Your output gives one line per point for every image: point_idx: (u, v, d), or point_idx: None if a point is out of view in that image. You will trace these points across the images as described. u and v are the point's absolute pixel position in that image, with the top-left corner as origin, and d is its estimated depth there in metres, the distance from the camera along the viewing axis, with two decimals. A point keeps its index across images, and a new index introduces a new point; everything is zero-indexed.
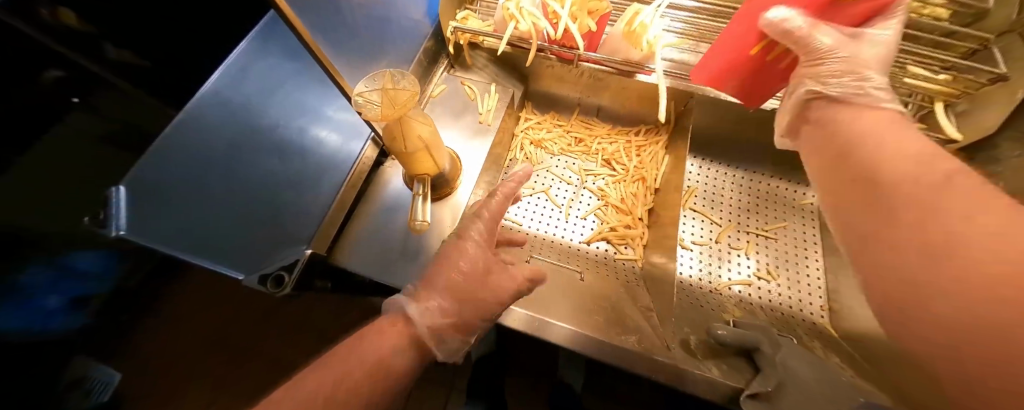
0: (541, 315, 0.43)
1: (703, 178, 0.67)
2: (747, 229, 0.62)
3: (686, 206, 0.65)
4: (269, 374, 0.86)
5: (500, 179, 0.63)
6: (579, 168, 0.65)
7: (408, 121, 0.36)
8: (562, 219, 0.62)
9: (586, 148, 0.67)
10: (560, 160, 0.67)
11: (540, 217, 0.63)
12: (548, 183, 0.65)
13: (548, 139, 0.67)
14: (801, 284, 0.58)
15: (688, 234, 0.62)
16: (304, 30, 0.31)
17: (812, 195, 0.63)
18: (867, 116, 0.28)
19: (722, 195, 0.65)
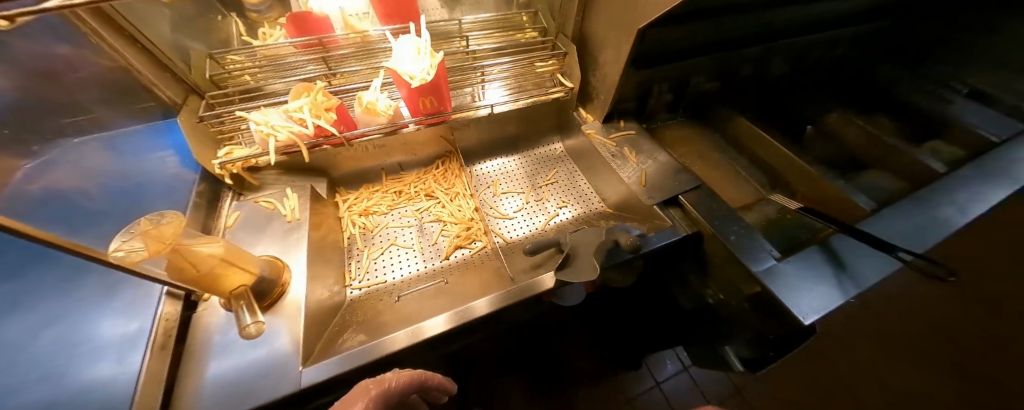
0: (461, 307, 0.52)
1: (498, 169, 0.89)
2: (540, 184, 0.86)
3: (498, 192, 0.84)
4: None
5: (348, 258, 0.70)
6: (411, 211, 0.78)
7: (187, 248, 0.40)
8: (419, 254, 0.71)
9: (407, 194, 0.79)
10: (394, 213, 0.77)
11: (399, 263, 0.70)
12: (392, 235, 0.74)
13: (373, 204, 0.77)
14: (585, 196, 0.84)
15: (510, 209, 0.81)
16: (46, 235, 0.28)
17: (559, 146, 0.94)
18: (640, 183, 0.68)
19: (515, 173, 0.88)
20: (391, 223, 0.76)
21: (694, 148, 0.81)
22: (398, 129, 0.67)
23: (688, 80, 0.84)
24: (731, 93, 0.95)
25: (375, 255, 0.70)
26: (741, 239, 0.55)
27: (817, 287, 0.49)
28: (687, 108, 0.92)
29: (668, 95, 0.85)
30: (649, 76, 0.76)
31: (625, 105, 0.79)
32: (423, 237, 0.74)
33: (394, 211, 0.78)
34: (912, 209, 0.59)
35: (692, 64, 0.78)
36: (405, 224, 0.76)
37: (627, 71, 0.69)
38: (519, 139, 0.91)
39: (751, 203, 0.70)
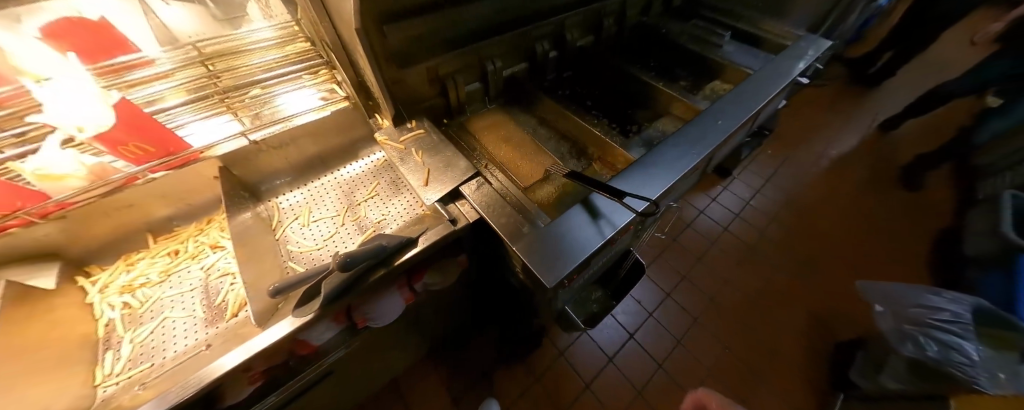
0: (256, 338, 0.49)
1: (311, 194, 0.81)
2: (358, 201, 0.79)
3: (309, 220, 0.76)
4: None
5: (104, 349, 0.59)
6: (196, 269, 0.67)
7: None
8: (201, 318, 0.62)
9: (188, 252, 0.69)
10: (170, 279, 0.66)
11: (174, 337, 0.60)
12: (168, 306, 0.63)
13: (139, 276, 0.65)
14: (408, 202, 0.78)
15: (321, 235, 0.73)
16: None
17: (379, 154, 0.86)
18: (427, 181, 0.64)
19: (331, 194, 0.80)
20: (167, 292, 0.65)
21: (499, 133, 0.83)
22: (124, 180, 0.57)
23: (479, 69, 0.87)
24: (535, 75, 1.01)
25: (140, 335, 0.59)
26: (510, 219, 0.58)
27: (566, 247, 0.54)
28: (496, 92, 0.93)
29: (467, 86, 0.87)
30: (427, 74, 0.76)
31: (415, 105, 0.78)
32: (208, 297, 0.64)
33: (169, 277, 0.66)
34: (654, 159, 0.70)
35: (469, 54, 0.80)
36: (186, 289, 0.65)
37: (388, 72, 0.68)
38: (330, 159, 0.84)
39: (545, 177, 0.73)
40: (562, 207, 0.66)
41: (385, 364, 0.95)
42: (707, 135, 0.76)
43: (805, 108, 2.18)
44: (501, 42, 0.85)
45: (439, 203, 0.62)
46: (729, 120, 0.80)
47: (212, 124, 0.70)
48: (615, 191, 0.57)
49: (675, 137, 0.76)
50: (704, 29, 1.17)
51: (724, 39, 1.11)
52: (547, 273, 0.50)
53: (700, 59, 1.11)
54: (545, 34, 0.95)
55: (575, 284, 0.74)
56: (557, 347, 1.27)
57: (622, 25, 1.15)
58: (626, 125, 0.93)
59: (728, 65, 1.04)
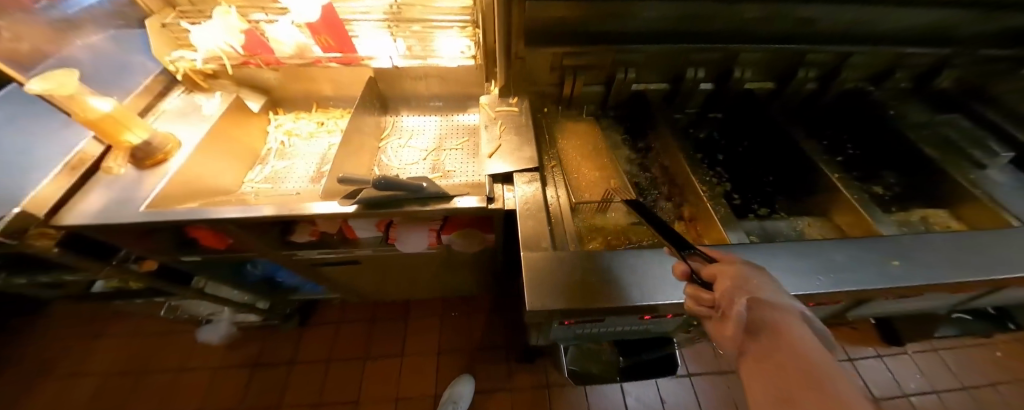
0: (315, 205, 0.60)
1: (417, 124, 0.94)
2: (445, 147, 0.88)
3: (406, 144, 0.89)
4: (196, 382, 1.14)
5: (259, 162, 0.86)
6: (325, 142, 0.89)
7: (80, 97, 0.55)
8: (308, 175, 0.82)
9: (326, 127, 0.91)
10: (309, 140, 0.89)
11: (290, 177, 0.82)
12: (299, 155, 0.87)
13: (296, 128, 0.90)
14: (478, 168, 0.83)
15: (406, 160, 0.86)
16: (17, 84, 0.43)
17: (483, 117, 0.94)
18: (494, 154, 0.66)
19: (430, 132, 0.92)
20: (304, 146, 0.88)
21: (583, 144, 0.77)
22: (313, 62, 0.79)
23: (607, 73, 0.81)
24: (671, 102, 0.88)
25: (278, 166, 0.83)
26: (541, 227, 0.55)
27: (571, 284, 0.47)
28: (615, 103, 0.87)
29: (587, 86, 0.83)
30: (551, 59, 0.75)
31: (525, 84, 0.80)
32: (320, 163, 0.84)
33: (310, 137, 0.90)
34: (749, 255, 0.53)
35: (604, 53, 0.75)
36: (313, 151, 0.87)
37: (514, 44, 0.71)
38: (445, 102, 0.96)
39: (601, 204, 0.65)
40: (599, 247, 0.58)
41: (403, 284, 1.09)
42: (861, 269, 0.52)
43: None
44: (645, 52, 0.76)
45: (489, 178, 0.64)
46: (918, 269, 0.52)
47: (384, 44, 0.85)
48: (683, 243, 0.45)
49: (801, 247, 0.55)
50: (966, 133, 0.78)
51: (998, 160, 0.71)
52: (535, 298, 0.46)
53: (927, 170, 0.76)
54: (706, 61, 0.80)
55: (580, 331, 0.65)
56: (548, 376, 1.19)
57: (827, 84, 0.87)
58: (749, 203, 0.73)
59: (974, 195, 0.67)
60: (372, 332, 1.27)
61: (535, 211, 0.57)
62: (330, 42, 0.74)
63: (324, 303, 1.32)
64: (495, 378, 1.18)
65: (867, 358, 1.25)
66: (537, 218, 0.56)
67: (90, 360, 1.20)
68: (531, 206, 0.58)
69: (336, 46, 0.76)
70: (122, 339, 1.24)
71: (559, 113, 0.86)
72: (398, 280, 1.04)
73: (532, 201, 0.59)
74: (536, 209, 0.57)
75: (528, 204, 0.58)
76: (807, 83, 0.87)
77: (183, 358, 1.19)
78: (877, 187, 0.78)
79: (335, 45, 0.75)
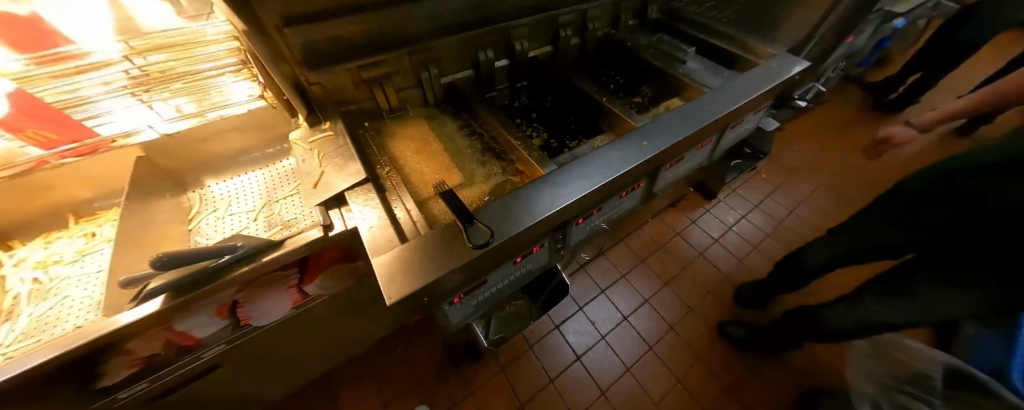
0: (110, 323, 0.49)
1: (231, 187, 0.83)
2: (277, 197, 0.80)
3: (226, 213, 0.78)
4: None
5: None
6: (109, 253, 0.71)
7: None
8: (96, 300, 0.64)
9: (102, 236, 0.72)
10: (80, 261, 0.69)
11: (67, 315, 0.63)
12: (70, 284, 0.67)
13: (52, 254, 0.69)
14: None
15: (232, 229, 0.75)
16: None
17: None
18: (317, 182, 0.63)
19: (251, 189, 0.83)
20: (74, 270, 0.68)
21: (416, 143, 0.81)
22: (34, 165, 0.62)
23: (413, 74, 0.86)
24: (482, 83, 0.99)
25: (37, 311, 0.62)
26: (383, 228, 0.56)
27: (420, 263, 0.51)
28: (433, 98, 0.93)
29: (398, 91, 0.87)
30: (347, 76, 0.76)
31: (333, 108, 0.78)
32: None
33: (80, 257, 0.70)
34: (558, 177, 0.67)
35: (399, 58, 0.79)
36: (91, 270, 0.68)
37: (299, 73, 0.69)
38: (259, 151, 0.86)
39: (435, 193, 0.68)
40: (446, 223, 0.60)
41: (305, 360, 0.95)
42: (628, 155, 0.72)
43: (803, 136, 2.09)
44: (435, 48, 0.84)
45: (320, 207, 0.61)
46: (658, 140, 0.75)
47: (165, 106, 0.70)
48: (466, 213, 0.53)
49: (592, 155, 0.71)
50: (671, 43, 1.10)
51: (689, 55, 1.05)
52: (391, 290, 0.48)
53: (661, 75, 1.05)
54: (489, 42, 0.93)
55: (475, 302, 0.70)
56: (499, 359, 1.23)
57: (584, 36, 1.11)
58: (563, 141, 0.90)
59: (687, 83, 0.99)
60: None
61: (375, 218, 0.58)
62: (42, 134, 0.59)
63: None
64: (451, 392, 1.17)
65: (702, 215, 1.69)
66: (378, 224, 0.57)
67: None
68: (371, 215, 0.59)
69: (58, 136, 0.61)
70: None
71: (387, 122, 0.87)
72: (296, 357, 0.91)
73: (370, 210, 0.59)
74: (376, 216, 0.58)
75: (366, 214, 0.58)
76: (572, 39, 1.10)
77: None
78: (639, 98, 1.06)
79: (56, 136, 0.61)
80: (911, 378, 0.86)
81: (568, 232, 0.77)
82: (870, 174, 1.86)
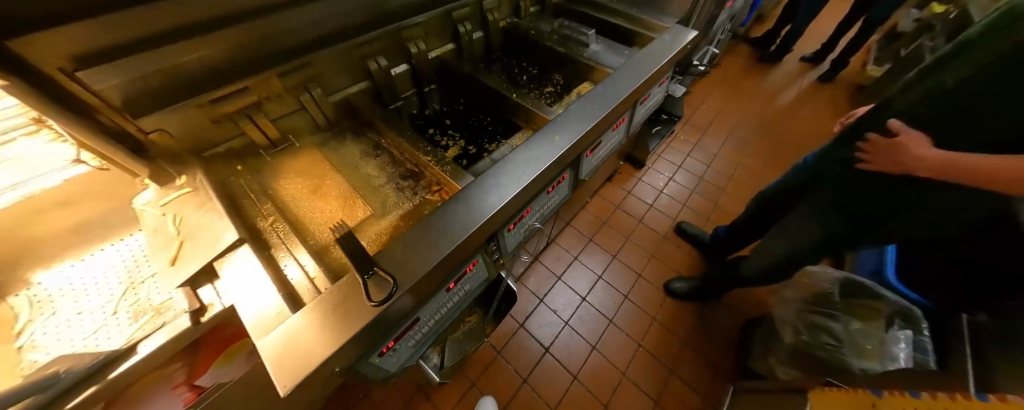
0: None
1: (71, 279, 0.66)
2: (145, 277, 0.66)
3: (71, 312, 0.62)
4: None
5: None
6: None
7: None
8: None
9: None
10: None
11: None
12: None
13: None
14: None
15: (89, 330, 0.59)
16: None
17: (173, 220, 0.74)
18: (175, 259, 0.51)
19: (104, 275, 0.66)
20: None
21: (310, 180, 0.71)
22: None
23: (291, 98, 0.74)
24: (382, 95, 0.89)
25: None
26: (267, 303, 0.46)
27: (321, 333, 0.44)
28: (325, 123, 0.81)
29: (277, 120, 0.73)
30: (199, 115, 0.62)
31: (189, 157, 0.64)
32: None
33: None
34: (471, 193, 0.62)
35: (266, 82, 0.67)
36: None
37: (124, 123, 0.54)
38: (104, 222, 0.68)
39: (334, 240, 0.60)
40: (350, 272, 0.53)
41: None
42: (542, 154, 0.69)
43: (708, 95, 2.31)
44: (313, 64, 0.72)
45: (186, 288, 0.49)
46: (568, 132, 0.74)
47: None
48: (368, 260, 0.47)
49: (506, 160, 0.68)
50: (573, 27, 1.10)
51: (591, 37, 1.05)
52: (282, 377, 0.40)
53: (569, 61, 1.05)
54: (381, 48, 0.83)
55: (412, 342, 0.63)
56: (469, 375, 1.19)
57: (486, 29, 1.06)
58: (481, 145, 0.85)
59: (593, 65, 1.00)
60: None
61: (255, 292, 0.47)
62: None
63: None
64: None
65: (636, 184, 1.79)
66: (261, 299, 0.47)
67: None
68: (251, 290, 0.47)
69: None
70: None
71: (270, 160, 0.74)
72: None
73: (248, 284, 0.48)
74: (256, 290, 0.47)
75: (245, 290, 0.47)
76: (474, 33, 1.04)
77: None
78: (551, 87, 1.05)
79: None
80: (816, 298, 1.00)
81: (501, 241, 0.74)
82: (764, 121, 2.14)
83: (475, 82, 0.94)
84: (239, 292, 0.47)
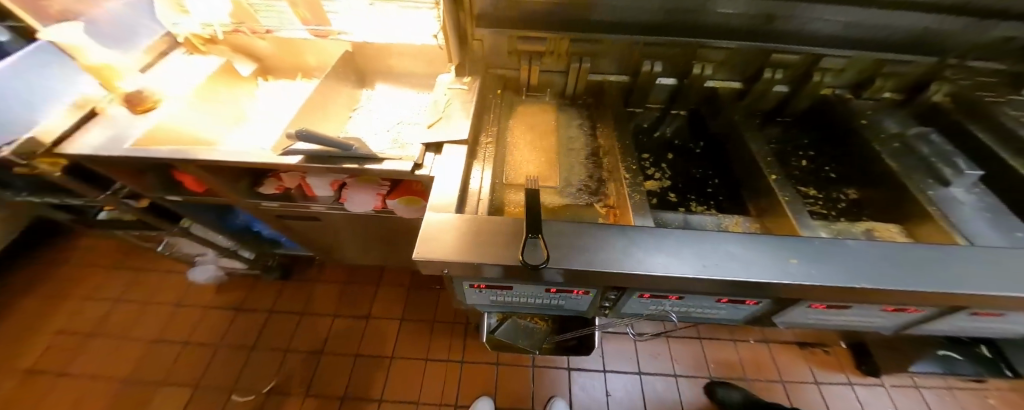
0: (312, 150, 0.64)
1: (388, 95, 1.03)
2: (409, 121, 0.94)
3: (376, 114, 0.97)
4: (192, 312, 1.30)
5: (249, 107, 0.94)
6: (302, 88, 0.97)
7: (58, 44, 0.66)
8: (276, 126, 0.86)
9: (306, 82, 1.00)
10: (299, 89, 0.98)
11: (267, 125, 0.88)
12: (276, 104, 0.93)
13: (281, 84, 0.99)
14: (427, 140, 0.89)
15: (359, 121, 0.95)
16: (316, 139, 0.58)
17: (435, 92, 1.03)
18: (429, 126, 0.70)
19: (396, 105, 1.00)
20: (284, 96, 0.96)
21: (530, 127, 0.80)
22: (319, 34, 0.88)
23: (564, 60, 0.82)
24: (631, 96, 0.87)
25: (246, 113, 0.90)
26: (448, 195, 0.59)
27: (461, 241, 0.52)
28: (573, 92, 0.88)
29: (544, 72, 0.84)
30: (505, 42, 0.78)
31: (479, 66, 0.84)
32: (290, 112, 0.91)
33: (290, 89, 0.98)
34: (641, 238, 0.55)
35: (558, 40, 0.76)
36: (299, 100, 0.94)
37: (469, 26, 0.75)
38: (417, 79, 1.02)
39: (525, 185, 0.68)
40: (516, 217, 0.59)
41: (368, 249, 1.17)
42: (756, 263, 0.52)
43: None
44: (600, 42, 0.76)
45: (423, 146, 0.68)
46: (814, 267, 0.51)
47: (388, 21, 0.86)
48: (534, 224, 0.50)
49: (703, 237, 0.55)
50: (941, 147, 0.71)
51: (968, 177, 0.65)
52: (421, 249, 0.51)
53: (890, 184, 0.70)
54: (666, 55, 0.79)
55: (494, 298, 0.68)
56: (500, 355, 1.23)
57: (798, 89, 0.83)
58: (684, 200, 0.74)
59: (932, 215, 0.63)
60: (344, 294, 1.36)
61: (447, 179, 0.61)
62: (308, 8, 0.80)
63: (306, 261, 1.42)
64: (451, 349, 1.24)
65: (835, 384, 1.20)
66: (445, 187, 0.60)
67: (103, 285, 1.38)
68: (446, 175, 0.61)
69: (312, 8, 0.80)
70: (136, 271, 1.41)
71: (520, 98, 0.88)
72: (362, 243, 1.12)
73: (448, 171, 0.62)
74: (448, 179, 0.61)
75: (443, 174, 0.61)
76: (778, 87, 0.84)
77: (184, 290, 1.35)
78: (816, 194, 0.79)
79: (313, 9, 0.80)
80: None
81: (624, 298, 0.64)
82: None
83: (733, 135, 0.79)
84: (441, 173, 0.62)
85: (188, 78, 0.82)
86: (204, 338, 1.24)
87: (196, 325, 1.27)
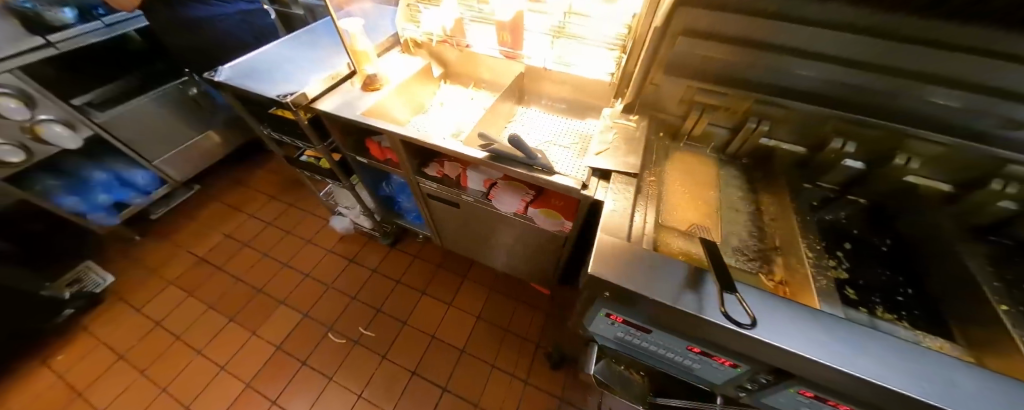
0: (503, 150, 0.74)
1: (539, 113, 1.13)
2: (558, 142, 1.02)
3: (528, 129, 1.08)
4: (315, 250, 1.54)
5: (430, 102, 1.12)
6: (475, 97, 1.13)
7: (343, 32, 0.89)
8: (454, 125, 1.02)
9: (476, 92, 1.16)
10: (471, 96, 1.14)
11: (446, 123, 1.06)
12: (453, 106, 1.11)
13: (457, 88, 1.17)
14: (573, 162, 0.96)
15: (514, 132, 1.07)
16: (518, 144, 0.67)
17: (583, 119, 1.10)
18: (599, 152, 0.75)
19: (546, 124, 1.10)
20: (459, 100, 1.13)
21: (688, 175, 0.79)
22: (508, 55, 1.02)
23: (738, 119, 0.81)
24: (802, 169, 0.82)
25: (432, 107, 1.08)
26: (619, 222, 0.61)
27: (636, 270, 0.53)
28: (735, 151, 0.86)
29: (710, 126, 0.84)
30: (681, 91, 0.81)
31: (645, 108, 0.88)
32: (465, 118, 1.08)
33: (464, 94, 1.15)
34: (838, 329, 0.48)
35: (742, 100, 0.76)
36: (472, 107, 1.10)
37: (652, 72, 0.81)
38: (569, 105, 1.11)
39: (687, 231, 0.66)
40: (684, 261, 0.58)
41: (474, 243, 1.26)
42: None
43: None
44: (789, 109, 0.74)
45: (591, 170, 0.73)
46: None
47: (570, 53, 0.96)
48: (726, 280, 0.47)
49: (924, 352, 0.46)
50: None
51: None
52: (598, 266, 0.53)
53: None
54: (866, 136, 0.72)
55: (622, 335, 0.66)
56: (563, 389, 1.18)
57: None
58: (864, 298, 0.64)
59: None
60: (434, 276, 1.47)
61: (617, 207, 0.64)
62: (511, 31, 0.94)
63: (410, 236, 1.59)
64: (517, 362, 1.24)
65: None
66: (615, 214, 0.63)
67: (262, 209, 1.72)
68: (615, 203, 0.64)
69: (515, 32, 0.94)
70: (286, 203, 1.74)
71: (676, 144, 0.89)
72: (473, 236, 1.21)
73: (616, 198, 0.66)
74: (618, 207, 0.64)
75: (613, 201, 0.65)
76: None
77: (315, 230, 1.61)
78: None
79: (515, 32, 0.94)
80: None
81: (778, 386, 0.56)
82: None
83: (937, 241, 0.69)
84: (612, 200, 0.65)
85: (404, 71, 1.02)
86: (318, 275, 1.45)
87: (315, 263, 1.49)
